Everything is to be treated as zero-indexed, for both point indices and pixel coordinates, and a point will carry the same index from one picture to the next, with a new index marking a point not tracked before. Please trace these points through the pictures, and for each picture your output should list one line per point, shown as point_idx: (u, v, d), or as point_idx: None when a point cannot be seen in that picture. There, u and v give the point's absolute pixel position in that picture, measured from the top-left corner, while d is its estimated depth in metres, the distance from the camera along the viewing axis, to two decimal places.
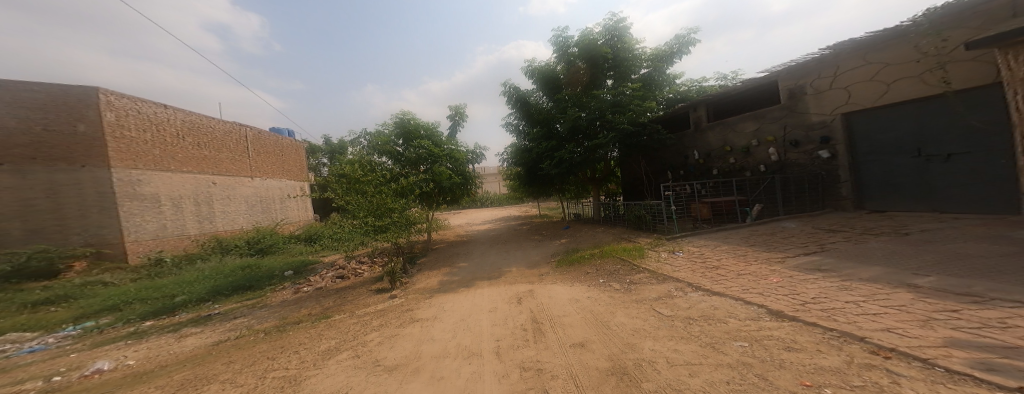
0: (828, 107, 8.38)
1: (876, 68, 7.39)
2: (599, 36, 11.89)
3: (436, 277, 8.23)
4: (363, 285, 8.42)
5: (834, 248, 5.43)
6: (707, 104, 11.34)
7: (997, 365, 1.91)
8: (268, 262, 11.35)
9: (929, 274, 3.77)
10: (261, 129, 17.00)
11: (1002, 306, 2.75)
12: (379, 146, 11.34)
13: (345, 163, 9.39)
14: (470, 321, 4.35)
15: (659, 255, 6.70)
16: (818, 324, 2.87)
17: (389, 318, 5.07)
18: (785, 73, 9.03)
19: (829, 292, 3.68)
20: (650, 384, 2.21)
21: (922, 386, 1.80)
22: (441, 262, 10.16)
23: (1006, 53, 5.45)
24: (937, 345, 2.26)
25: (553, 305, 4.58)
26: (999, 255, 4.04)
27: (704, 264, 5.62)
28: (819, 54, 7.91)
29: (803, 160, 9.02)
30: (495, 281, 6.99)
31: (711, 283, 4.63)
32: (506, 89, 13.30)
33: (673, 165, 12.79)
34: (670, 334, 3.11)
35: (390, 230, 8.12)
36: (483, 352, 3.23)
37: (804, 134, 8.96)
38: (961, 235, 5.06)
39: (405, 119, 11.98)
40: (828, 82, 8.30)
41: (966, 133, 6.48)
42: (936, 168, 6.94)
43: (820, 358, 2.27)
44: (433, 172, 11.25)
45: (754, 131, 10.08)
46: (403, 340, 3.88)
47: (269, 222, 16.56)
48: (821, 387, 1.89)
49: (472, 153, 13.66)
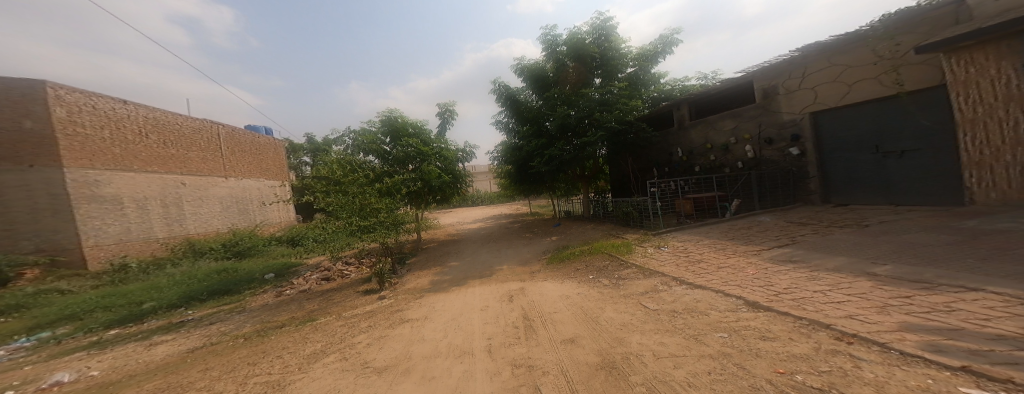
0: (798, 107, 8.75)
1: (840, 70, 7.78)
2: (587, 34, 12.05)
3: (427, 277, 8.17)
4: (350, 287, 8.27)
5: (804, 240, 5.70)
6: (689, 103, 11.65)
7: (943, 346, 2.08)
8: (246, 265, 10.96)
9: (886, 262, 4.03)
10: (235, 127, 16.34)
11: (948, 291, 2.98)
12: (365, 145, 11.13)
13: (331, 161, 9.08)
14: (461, 320, 4.33)
15: (646, 251, 6.85)
16: (790, 313, 3.01)
17: (379, 319, 4.99)
18: (760, 74, 9.36)
19: (799, 282, 3.87)
20: (638, 377, 2.27)
21: (881, 368, 1.93)
22: (428, 262, 10.06)
23: (950, 58, 5.87)
24: (893, 329, 2.42)
25: (545, 302, 4.62)
26: (946, 243, 4.36)
27: (688, 258, 5.78)
28: (789, 56, 8.25)
29: (776, 157, 9.36)
30: (486, 280, 7.00)
31: (694, 276, 4.78)
32: (496, 87, 13.27)
33: (659, 162, 13.08)
34: (656, 327, 3.20)
35: (377, 231, 7.92)
36: (475, 351, 3.24)
37: (777, 132, 9.31)
38: (916, 226, 5.42)
39: (393, 117, 11.75)
40: (798, 83, 8.65)
41: (916, 131, 6.92)
42: (892, 163, 7.37)
43: (791, 346, 2.40)
44: (422, 171, 11.07)
45: (732, 129, 10.40)
46: (392, 341, 3.84)
47: (247, 224, 16.01)
48: (793, 374, 2.00)
49: (462, 152, 13.54)
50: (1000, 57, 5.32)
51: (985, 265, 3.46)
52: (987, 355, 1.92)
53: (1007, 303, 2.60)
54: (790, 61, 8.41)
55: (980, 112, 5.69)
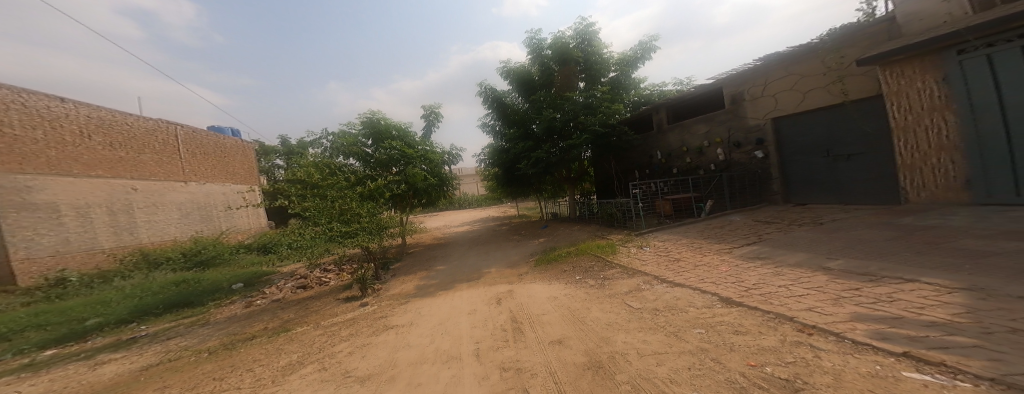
0: (761, 113, 9.28)
1: (796, 79, 8.37)
2: (571, 39, 12.27)
3: (413, 282, 8.03)
4: (329, 294, 7.97)
5: (770, 237, 6.05)
6: (667, 108, 12.02)
7: (888, 334, 2.27)
8: (210, 275, 10.34)
9: (838, 257, 4.36)
10: (195, 128, 15.38)
11: (890, 283, 3.26)
12: (345, 147, 10.76)
13: (307, 164, 8.67)
14: (448, 325, 4.25)
15: (629, 251, 7.02)
16: (759, 307, 3.18)
17: (361, 326, 4.83)
18: (728, 81, 9.87)
19: (766, 278, 4.10)
20: (624, 375, 2.33)
21: (837, 357, 2.08)
22: (414, 267, 9.87)
23: (885, 71, 6.24)
24: (845, 319, 2.61)
25: (533, 304, 4.63)
26: (888, 238, 4.76)
27: (668, 257, 5.98)
28: (753, 65, 8.80)
29: (744, 160, 9.80)
30: (474, 283, 6.93)
31: (674, 274, 4.96)
32: (483, 89, 13.26)
33: (641, 165, 13.37)
34: (640, 326, 3.29)
35: (359, 236, 7.66)
36: (462, 355, 3.20)
37: (744, 136, 9.78)
38: (861, 223, 5.89)
39: (376, 119, 11.44)
40: (760, 90, 9.20)
41: (860, 137, 7.52)
42: (842, 166, 7.94)
43: (760, 339, 2.54)
44: (406, 174, 10.86)
45: (705, 133, 10.80)
46: (376, 349, 3.72)
47: (211, 232, 15.06)
48: (764, 366, 2.11)
49: (448, 154, 13.37)
50: (926, 70, 5.77)
51: (921, 257, 3.82)
52: (923, 341, 2.12)
53: (940, 293, 2.89)
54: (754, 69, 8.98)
55: (911, 121, 6.02)
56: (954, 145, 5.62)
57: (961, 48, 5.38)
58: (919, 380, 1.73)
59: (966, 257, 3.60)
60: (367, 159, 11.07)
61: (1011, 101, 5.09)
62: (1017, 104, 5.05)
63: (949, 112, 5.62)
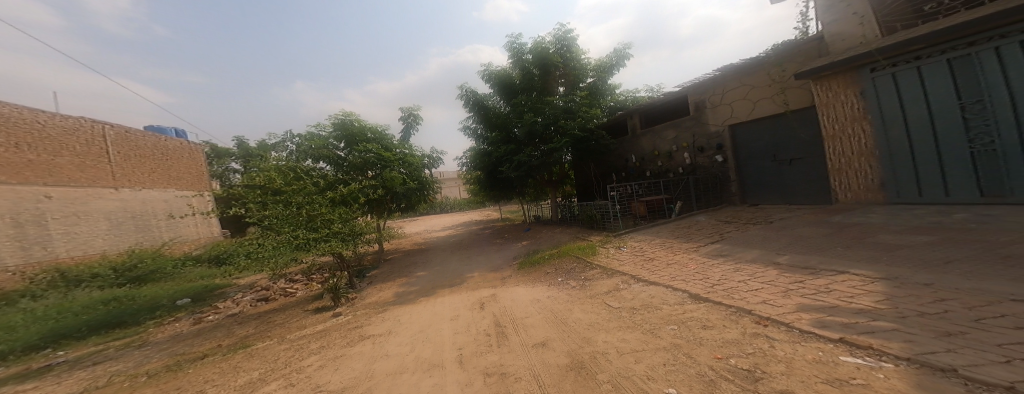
0: (720, 120, 9.89)
1: (748, 89, 9.10)
2: (550, 45, 12.51)
3: (391, 289, 7.76)
4: (297, 306, 7.52)
5: (731, 236, 6.49)
6: (639, 113, 12.49)
7: (827, 322, 2.51)
8: (150, 291, 9.37)
9: (785, 252, 4.77)
10: (126, 127, 13.84)
11: (826, 275, 3.63)
12: (314, 150, 10.15)
13: (270, 167, 8.06)
14: (429, 332, 4.12)
15: (608, 251, 7.23)
16: (722, 302, 3.40)
17: (333, 338, 4.56)
18: (692, 89, 10.48)
19: (728, 273, 4.39)
20: (605, 374, 2.38)
21: (788, 346, 2.27)
22: (392, 274, 9.55)
23: (818, 84, 6.92)
24: (793, 310, 2.86)
25: (516, 308, 4.61)
26: (825, 234, 5.30)
27: (643, 257, 6.23)
28: (711, 75, 9.49)
29: (707, 164, 10.35)
30: (457, 288, 6.79)
31: (649, 273, 5.16)
32: (463, 92, 13.18)
33: (617, 168, 13.72)
34: (619, 325, 3.38)
35: (331, 242, 7.25)
36: (445, 362, 3.11)
37: (706, 141, 10.33)
38: (802, 221, 6.49)
39: (349, 121, 10.92)
40: (718, 99, 9.86)
41: (802, 143, 8.27)
42: (786, 170, 8.65)
43: (724, 332, 2.71)
44: (383, 177, 10.49)
45: (674, 138, 11.27)
46: (350, 361, 3.52)
47: (150, 243, 13.58)
48: (729, 358, 2.25)
49: (429, 157, 13.06)
50: (848, 85, 6.46)
51: (848, 251, 4.30)
52: (855, 327, 2.38)
53: (866, 282, 3.26)
54: (712, 79, 9.67)
55: (837, 129, 6.73)
56: (870, 152, 6.30)
57: (872, 66, 6.08)
58: (852, 363, 1.94)
59: (883, 250, 4.10)
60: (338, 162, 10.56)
61: (912, 114, 5.74)
62: (916, 117, 5.70)
63: (865, 123, 6.29)
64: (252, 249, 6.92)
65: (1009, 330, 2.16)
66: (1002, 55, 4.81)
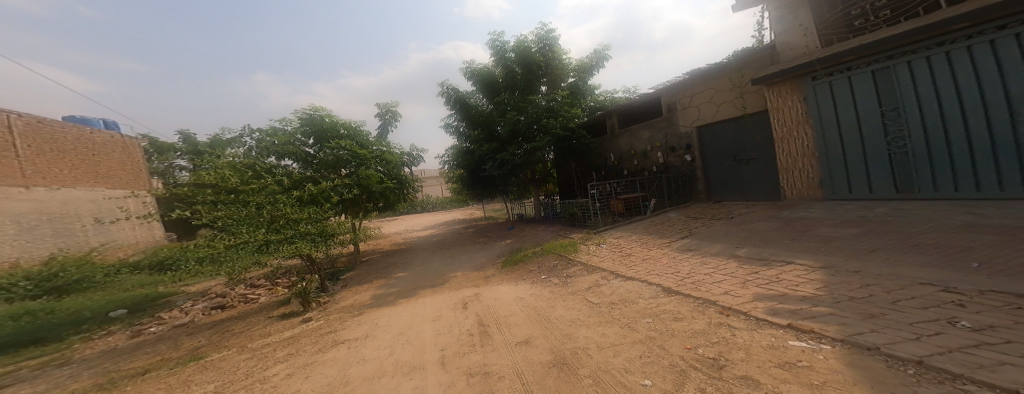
0: (689, 121, 10.30)
1: (712, 93, 9.62)
2: (533, 43, 12.57)
3: (368, 292, 7.47)
4: (261, 312, 7.05)
5: (698, 231, 6.88)
6: (618, 114, 12.75)
7: (779, 309, 2.74)
8: (77, 302, 8.30)
9: (744, 246, 5.15)
10: (39, 117, 12.12)
11: (775, 266, 3.97)
12: (279, 146, 9.40)
13: (223, 164, 7.35)
14: (409, 334, 4.00)
15: (589, 248, 7.40)
16: (691, 295, 3.59)
17: (303, 344, 4.30)
18: (664, 92, 10.85)
19: (696, 267, 4.65)
20: (586, 369, 2.43)
21: (746, 333, 2.46)
22: (370, 276, 9.20)
23: (770, 91, 7.49)
24: (750, 300, 3.09)
25: (499, 306, 4.59)
26: (776, 228, 5.78)
27: (621, 253, 6.44)
28: (680, 79, 9.96)
29: (677, 163, 10.73)
30: (439, 288, 6.64)
31: (626, 269, 5.34)
32: (445, 89, 12.97)
33: (596, 167, 13.89)
34: (599, 320, 3.47)
35: (296, 243, 6.76)
36: (426, 364, 3.03)
37: (676, 141, 10.74)
38: (757, 216, 7.03)
39: (318, 117, 10.20)
40: (687, 101, 10.26)
41: (758, 145, 8.82)
42: (745, 169, 9.17)
43: (692, 323, 2.87)
44: (358, 176, 10.00)
45: (648, 138, 11.63)
46: (323, 367, 3.34)
47: (76, 249, 12.02)
48: (697, 348, 2.39)
49: (409, 155, 12.67)
50: (794, 92, 7.09)
51: (794, 243, 4.72)
52: (800, 313, 2.63)
53: (808, 271, 3.61)
54: (681, 83, 10.11)
55: (785, 132, 7.35)
56: (812, 153, 6.95)
57: (813, 75, 6.72)
58: (798, 347, 2.13)
59: (821, 242, 4.56)
60: (305, 159, 9.87)
61: (844, 119, 6.40)
62: (847, 123, 6.36)
63: (808, 126, 6.95)
64: (203, 254, 6.28)
65: (919, 310, 2.48)
66: (913, 69, 5.51)
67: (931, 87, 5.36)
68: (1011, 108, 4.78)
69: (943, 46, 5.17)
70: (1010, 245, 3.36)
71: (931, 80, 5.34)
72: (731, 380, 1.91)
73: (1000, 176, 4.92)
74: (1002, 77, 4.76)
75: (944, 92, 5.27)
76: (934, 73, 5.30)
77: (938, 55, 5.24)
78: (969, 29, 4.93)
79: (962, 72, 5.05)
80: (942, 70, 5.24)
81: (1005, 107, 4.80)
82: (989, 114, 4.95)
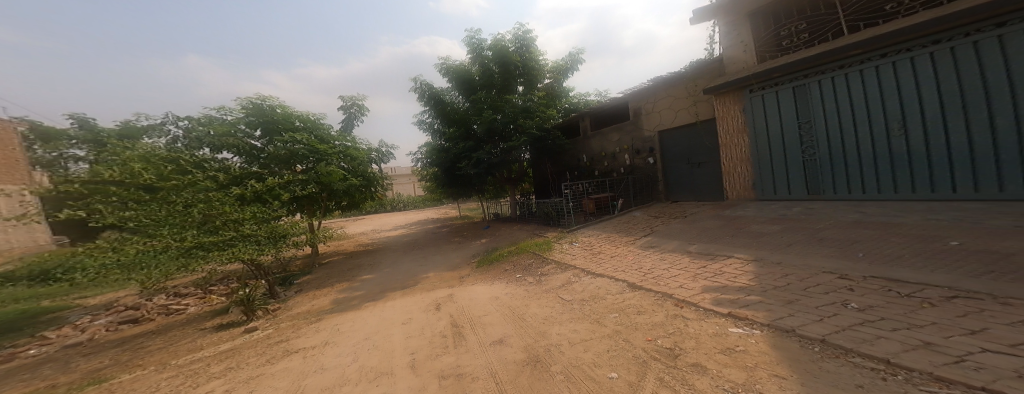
0: (652, 125, 10.65)
1: (671, 100, 9.98)
2: (509, 43, 12.50)
3: (328, 296, 6.96)
4: (194, 323, 6.29)
5: (659, 229, 7.33)
6: (591, 116, 13.08)
7: (726, 300, 3.00)
8: None
9: (695, 242, 5.60)
10: None
11: (719, 259, 4.39)
12: (216, 138, 8.25)
13: (131, 156, 6.19)
14: (376, 339, 3.79)
15: (562, 246, 7.55)
16: (652, 289, 3.82)
17: (249, 356, 3.89)
18: (632, 97, 11.17)
19: (657, 262, 4.96)
20: (558, 366, 2.47)
21: (696, 323, 2.68)
22: (330, 280, 8.55)
23: (717, 100, 8.23)
24: (699, 292, 3.36)
25: (474, 306, 4.51)
26: (720, 225, 6.37)
27: (592, 251, 6.66)
28: (643, 85, 10.44)
29: (640, 164, 11.12)
30: (410, 290, 6.35)
31: (597, 265, 5.54)
32: (418, 84, 12.53)
33: (570, 167, 14.12)
34: (571, 316, 3.55)
35: (235, 247, 6.16)
36: (395, 369, 2.88)
37: (641, 145, 11.09)
38: (707, 214, 7.67)
39: (266, 107, 9.15)
40: (650, 107, 10.63)
41: (708, 149, 9.19)
42: (697, 171, 9.54)
43: (653, 316, 3.05)
44: (318, 172, 9.27)
45: (617, 141, 11.96)
46: (275, 380, 3.05)
47: None
48: (658, 339, 2.55)
49: (377, 152, 12.04)
50: (734, 103, 7.88)
51: (733, 239, 5.24)
52: (738, 302, 2.92)
53: (744, 264, 4.03)
54: (646, 90, 10.52)
55: (728, 138, 8.09)
56: (748, 159, 7.75)
57: (748, 89, 7.54)
58: (736, 333, 2.37)
59: (752, 237, 5.12)
60: (250, 153, 8.84)
61: (772, 129, 7.22)
62: (775, 132, 7.19)
63: (744, 134, 7.75)
64: (106, 261, 5.21)
65: (822, 295, 2.89)
66: (823, 87, 6.41)
67: (835, 103, 6.26)
68: (887, 124, 5.73)
69: (843, 69, 6.09)
70: (883, 238, 4.08)
71: (835, 97, 6.26)
72: (685, 367, 2.06)
73: (880, 180, 5.87)
74: (882, 97, 5.71)
75: (842, 108, 6.19)
76: (836, 91, 6.23)
77: (839, 76, 6.16)
78: (862, 56, 5.83)
79: (855, 91, 5.98)
80: (842, 89, 6.17)
81: (882, 122, 5.75)
82: (873, 128, 5.89)
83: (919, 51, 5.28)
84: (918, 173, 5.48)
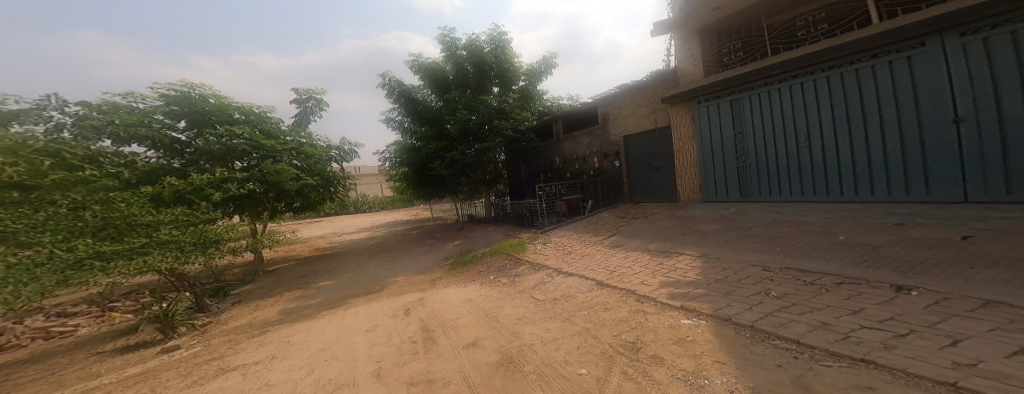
0: (618, 131, 11.08)
1: (635, 107, 10.48)
2: (485, 43, 12.36)
3: (277, 306, 6.40)
4: (92, 346, 5.43)
5: (623, 229, 7.69)
6: (563, 119, 13.34)
7: (681, 294, 3.22)
8: None
9: (655, 240, 5.96)
10: None
11: (674, 256, 4.72)
12: (121, 129, 6.80)
13: None
14: (339, 348, 3.55)
15: (535, 247, 7.62)
16: (617, 286, 3.99)
17: (178, 377, 3.46)
18: (601, 103, 11.60)
19: (623, 260, 5.20)
20: (531, 365, 2.49)
21: (655, 316, 2.86)
22: (282, 288, 7.84)
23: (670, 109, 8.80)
24: (659, 287, 3.58)
25: (445, 309, 4.40)
26: (673, 225, 6.85)
27: (564, 251, 6.81)
28: (609, 92, 10.86)
29: (608, 167, 11.53)
30: (376, 295, 6.04)
31: (569, 265, 5.68)
32: (387, 81, 12.08)
33: (542, 168, 14.32)
34: (543, 316, 3.60)
35: (149, 255, 5.32)
36: (358, 379, 2.72)
37: (608, 148, 11.52)
38: (663, 215, 8.20)
39: (194, 96, 8.09)
40: (617, 112, 11.06)
41: (665, 154, 9.73)
42: (657, 174, 10.05)
43: (617, 312, 3.19)
44: (267, 171, 8.50)
45: (587, 144, 12.34)
46: None
47: None
48: (622, 334, 2.67)
49: (336, 151, 11.32)
50: (683, 111, 8.50)
51: (686, 237, 5.66)
52: (687, 295, 3.17)
53: (693, 259, 4.38)
54: (612, 97, 10.96)
55: (679, 144, 8.68)
56: (695, 163, 8.39)
57: (694, 100, 8.20)
58: (687, 324, 2.56)
59: (701, 235, 5.57)
60: (171, 147, 7.74)
61: (713, 137, 7.92)
62: (716, 139, 7.88)
63: (691, 141, 8.39)
64: None
65: (752, 286, 3.23)
66: (752, 101, 7.17)
67: (761, 115, 7.04)
68: (796, 136, 6.56)
69: (767, 86, 6.89)
70: (799, 232, 4.69)
71: (760, 110, 7.04)
72: (646, 359, 2.19)
73: (794, 185, 6.67)
74: (792, 112, 6.55)
75: (766, 121, 6.97)
76: (762, 106, 7.01)
77: (764, 93, 6.95)
78: (782, 75, 6.63)
79: (776, 106, 6.79)
80: (766, 104, 6.96)
81: (795, 135, 6.56)
82: (786, 139, 6.71)
83: (819, 75, 6.14)
84: (819, 179, 6.32)
